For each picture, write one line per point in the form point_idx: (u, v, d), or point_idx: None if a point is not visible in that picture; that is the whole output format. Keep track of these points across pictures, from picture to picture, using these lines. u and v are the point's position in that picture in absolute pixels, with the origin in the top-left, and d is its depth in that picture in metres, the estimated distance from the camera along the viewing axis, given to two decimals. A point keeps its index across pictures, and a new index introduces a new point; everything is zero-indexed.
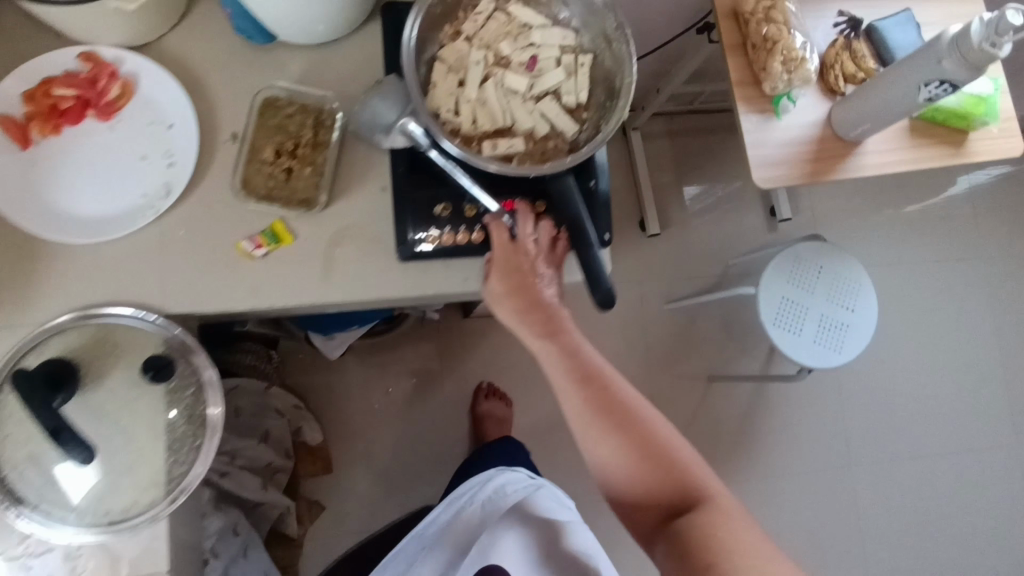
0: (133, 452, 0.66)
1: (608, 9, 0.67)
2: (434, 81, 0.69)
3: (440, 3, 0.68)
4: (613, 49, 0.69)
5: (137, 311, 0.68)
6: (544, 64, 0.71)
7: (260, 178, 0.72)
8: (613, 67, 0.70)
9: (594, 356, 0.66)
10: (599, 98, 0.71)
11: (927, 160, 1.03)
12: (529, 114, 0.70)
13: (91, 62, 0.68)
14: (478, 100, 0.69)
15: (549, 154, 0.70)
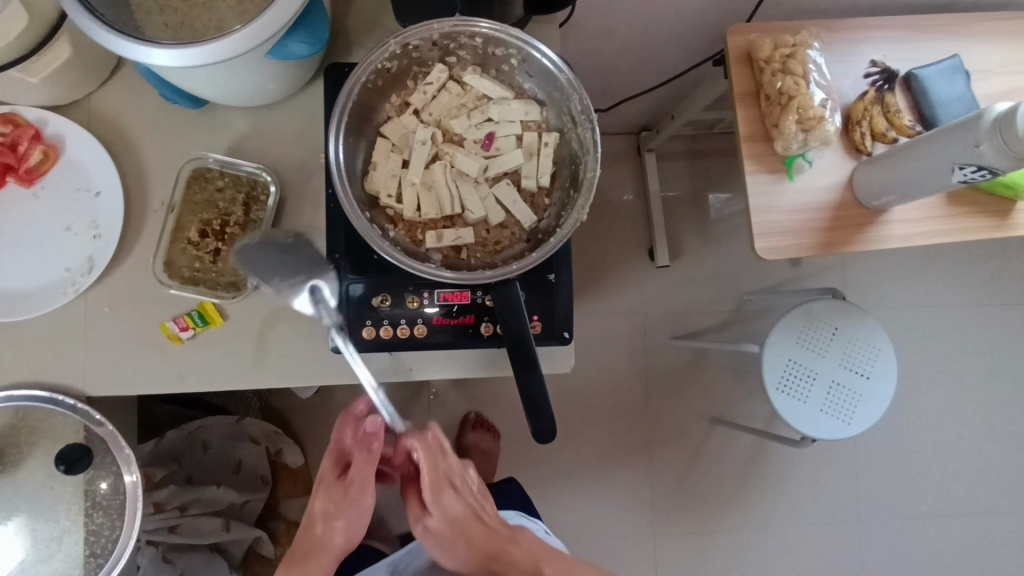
0: (51, 541, 0.63)
1: (568, 85, 0.61)
2: (377, 157, 0.65)
3: (384, 76, 0.63)
4: (579, 131, 0.63)
5: (53, 394, 0.63)
6: (502, 143, 0.65)
7: (185, 259, 0.66)
8: (577, 147, 0.63)
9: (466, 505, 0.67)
10: (563, 180, 0.65)
11: (964, 232, 0.89)
12: (482, 200, 0.65)
13: (11, 124, 0.64)
14: (425, 182, 0.64)
15: (502, 244, 0.65)
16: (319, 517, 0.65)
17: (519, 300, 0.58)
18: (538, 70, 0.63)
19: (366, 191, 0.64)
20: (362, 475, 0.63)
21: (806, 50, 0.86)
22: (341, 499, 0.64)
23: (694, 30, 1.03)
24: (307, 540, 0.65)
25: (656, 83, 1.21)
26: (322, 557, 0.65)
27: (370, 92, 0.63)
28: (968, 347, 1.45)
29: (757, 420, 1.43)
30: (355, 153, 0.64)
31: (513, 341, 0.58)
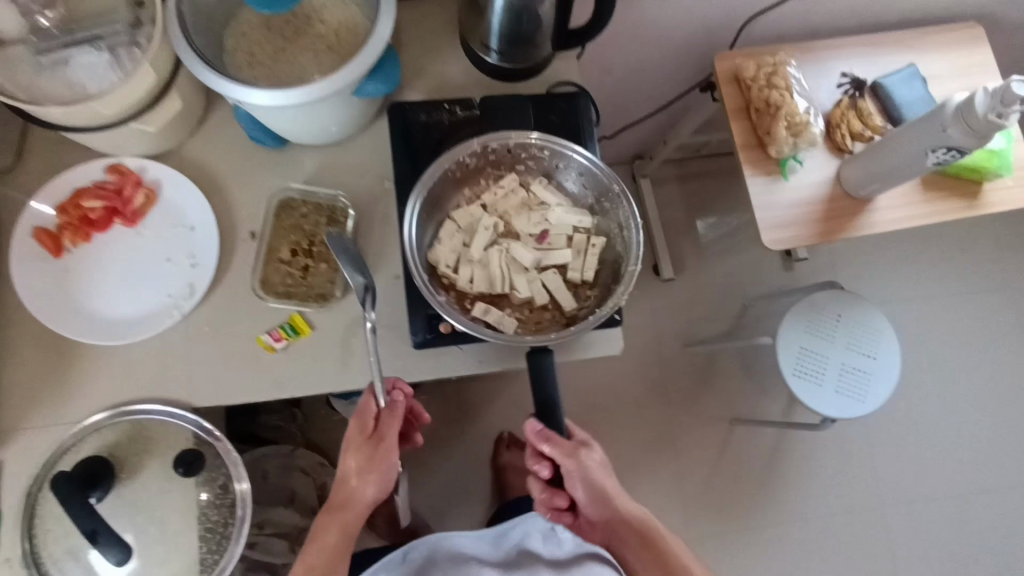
0: (168, 542, 0.68)
1: (620, 198, 0.73)
2: (442, 237, 0.75)
3: (461, 169, 0.75)
4: (624, 237, 0.74)
5: (167, 407, 0.71)
6: (554, 239, 0.77)
7: (278, 277, 0.75)
8: (621, 252, 0.74)
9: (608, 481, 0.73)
10: (605, 279, 0.76)
11: (942, 213, 1.01)
12: (529, 283, 0.75)
13: (119, 174, 0.73)
14: (480, 261, 0.75)
15: (543, 323, 0.74)
16: (354, 472, 0.71)
17: (551, 367, 0.68)
18: (594, 181, 0.76)
19: (427, 260, 0.74)
20: (391, 433, 0.70)
21: (786, 68, 0.99)
22: (371, 458, 0.70)
23: (682, 62, 1.16)
24: (341, 493, 0.72)
25: (651, 112, 1.34)
26: (357, 506, 0.72)
27: (446, 182, 0.75)
28: (958, 331, 1.55)
29: (774, 415, 1.50)
30: (426, 227, 0.75)
31: (541, 403, 0.68)
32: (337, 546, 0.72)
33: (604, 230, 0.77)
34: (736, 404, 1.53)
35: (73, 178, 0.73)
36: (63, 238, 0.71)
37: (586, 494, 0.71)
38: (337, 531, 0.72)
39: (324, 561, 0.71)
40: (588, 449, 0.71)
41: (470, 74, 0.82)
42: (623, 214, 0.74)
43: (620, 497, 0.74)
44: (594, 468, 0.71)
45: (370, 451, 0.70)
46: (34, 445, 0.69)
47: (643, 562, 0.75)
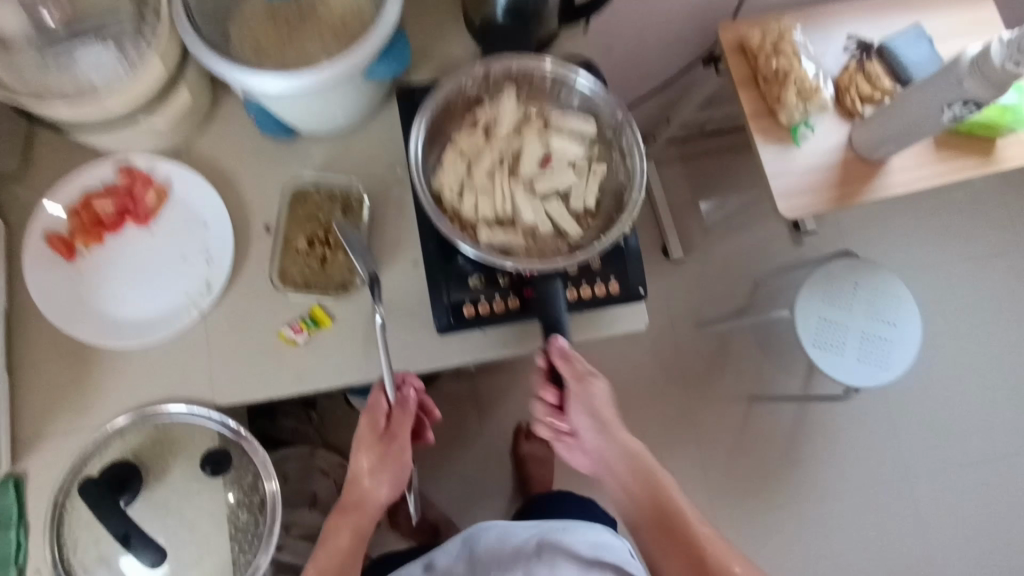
0: (199, 544, 0.67)
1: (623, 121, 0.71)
2: (445, 162, 0.71)
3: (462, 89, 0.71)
4: (627, 163, 0.71)
5: (190, 406, 0.69)
6: (557, 166, 0.72)
7: (297, 269, 0.73)
8: (626, 178, 0.71)
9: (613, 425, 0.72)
10: (607, 207, 0.71)
11: (957, 172, 1.00)
12: (533, 208, 0.70)
13: (128, 173, 0.72)
14: (485, 188, 0.71)
15: (546, 251, 0.69)
16: (366, 472, 0.71)
17: (560, 296, 0.68)
18: (596, 106, 0.73)
19: (430, 185, 0.70)
20: (405, 429, 0.70)
21: (792, 34, 0.98)
22: (386, 456, 0.71)
23: (683, 36, 1.15)
24: (354, 494, 0.72)
25: (652, 91, 1.33)
26: (369, 507, 0.72)
27: (448, 108, 0.72)
28: (972, 294, 1.54)
29: (792, 390, 1.49)
30: (428, 153, 0.71)
31: (550, 326, 0.67)
32: (348, 550, 0.71)
33: (606, 157, 0.73)
34: (753, 381, 1.51)
35: (81, 181, 0.72)
36: (76, 241, 0.70)
37: (586, 419, 0.72)
38: (349, 535, 0.71)
39: (335, 565, 0.70)
40: (595, 378, 0.70)
41: (476, 55, 0.81)
42: (627, 140, 0.71)
43: (623, 432, 0.72)
44: (598, 396, 0.71)
45: (383, 450, 0.71)
46: (57, 454, 0.67)
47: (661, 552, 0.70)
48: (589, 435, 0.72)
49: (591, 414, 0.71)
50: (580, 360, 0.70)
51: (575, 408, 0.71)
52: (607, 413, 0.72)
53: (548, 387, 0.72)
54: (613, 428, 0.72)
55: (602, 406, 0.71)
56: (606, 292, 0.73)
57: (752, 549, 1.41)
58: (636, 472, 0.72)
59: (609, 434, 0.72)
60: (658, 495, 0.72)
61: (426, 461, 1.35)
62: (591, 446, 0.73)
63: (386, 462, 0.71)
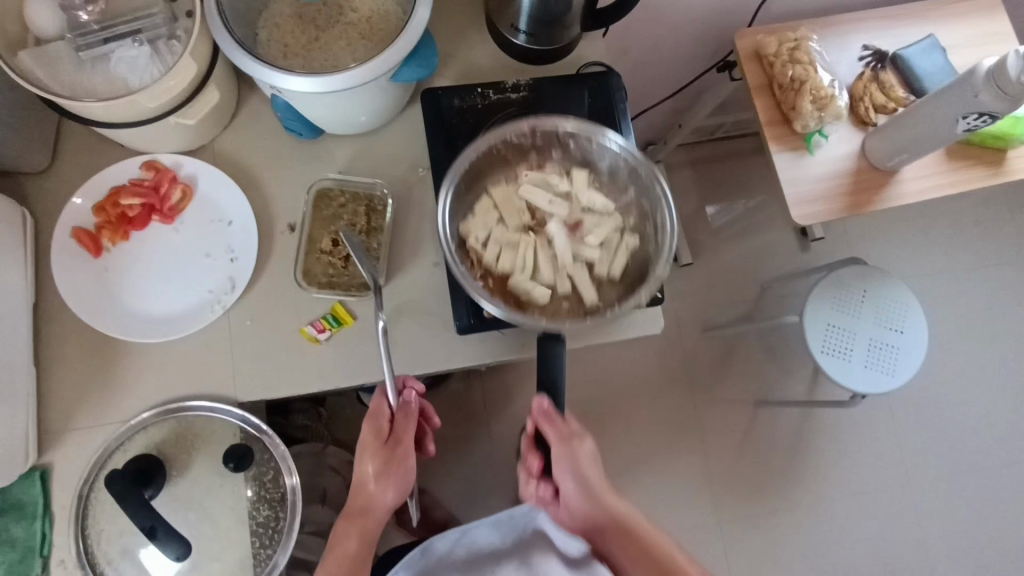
0: (220, 538, 0.68)
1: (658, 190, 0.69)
2: (476, 212, 0.72)
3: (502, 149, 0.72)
4: (656, 239, 0.70)
5: (213, 403, 0.70)
6: (586, 232, 0.73)
7: (320, 268, 0.74)
8: (653, 254, 0.70)
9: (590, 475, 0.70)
10: (630, 277, 0.71)
11: (968, 182, 1.01)
12: (554, 272, 0.71)
13: (155, 170, 0.73)
14: (512, 243, 0.72)
15: (560, 311, 0.70)
16: (372, 476, 0.69)
17: (562, 355, 0.66)
18: (635, 175, 0.71)
19: (458, 233, 0.71)
20: (409, 431, 0.69)
21: (808, 43, 0.99)
22: (389, 459, 0.69)
23: (698, 43, 1.16)
24: (359, 500, 0.69)
25: (666, 96, 1.34)
26: (376, 513, 0.69)
27: (489, 161, 0.72)
28: (978, 303, 1.55)
29: (797, 395, 1.50)
30: (461, 202, 0.71)
31: (543, 385, 0.67)
32: (356, 558, 0.68)
33: (639, 228, 0.73)
34: (759, 386, 1.53)
35: (108, 177, 0.72)
36: (102, 237, 0.71)
37: (573, 483, 0.70)
38: (356, 539, 0.68)
39: (343, 571, 0.67)
40: (582, 439, 0.69)
41: (498, 59, 0.82)
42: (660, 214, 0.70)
43: (608, 493, 0.70)
44: (585, 458, 0.69)
45: (386, 453, 0.69)
46: (81, 446, 0.68)
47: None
48: (573, 496, 0.70)
49: (578, 475, 0.69)
50: (568, 421, 0.68)
51: (561, 472, 0.69)
52: (592, 472, 0.69)
53: (535, 452, 0.72)
54: (596, 483, 0.70)
55: (586, 467, 0.69)
56: None
57: (755, 552, 1.43)
58: (621, 527, 0.70)
59: (594, 495, 0.69)
60: (645, 541, 0.69)
61: (434, 459, 1.36)
62: (575, 507, 0.71)
63: (391, 465, 0.69)
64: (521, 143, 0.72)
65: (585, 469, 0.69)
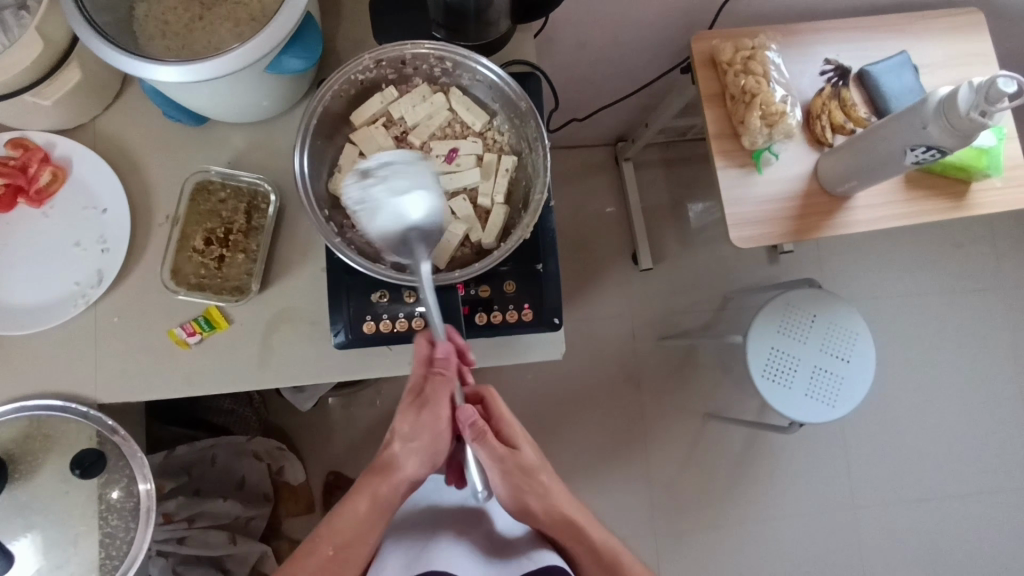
0: (68, 544, 0.65)
1: (530, 113, 0.63)
2: (342, 162, 0.66)
3: (352, 85, 0.65)
4: (534, 157, 0.65)
5: (67, 403, 0.66)
6: (463, 159, 0.66)
7: (192, 266, 0.69)
8: (532, 173, 0.65)
9: (525, 473, 0.65)
10: (517, 201, 0.67)
11: (924, 215, 0.95)
12: (438, 211, 0.66)
13: (21, 148, 0.67)
14: None
15: (457, 259, 0.66)
16: (398, 436, 0.63)
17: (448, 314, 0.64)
18: (507, 99, 0.66)
19: (327, 192, 0.65)
20: (440, 396, 0.62)
21: (765, 52, 0.92)
22: (421, 419, 0.63)
23: (662, 38, 1.08)
24: (383, 458, 0.64)
25: (631, 92, 1.27)
26: (396, 477, 0.64)
27: (343, 101, 0.65)
28: (946, 332, 1.50)
29: (747, 410, 1.47)
30: (322, 157, 0.65)
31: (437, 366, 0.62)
32: (365, 520, 0.62)
33: (518, 148, 0.68)
34: (710, 398, 1.48)
35: None
36: None
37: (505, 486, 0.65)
38: (367, 504, 0.63)
39: (353, 533, 0.61)
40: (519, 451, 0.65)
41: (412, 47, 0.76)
42: (533, 131, 0.64)
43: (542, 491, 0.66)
44: (520, 462, 0.65)
45: (420, 414, 0.63)
46: None
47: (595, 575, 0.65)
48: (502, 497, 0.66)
49: (517, 495, 0.65)
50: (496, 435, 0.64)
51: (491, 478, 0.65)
52: (527, 477, 0.65)
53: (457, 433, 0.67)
54: (541, 491, 0.65)
55: (530, 496, 0.65)
56: (518, 320, 0.68)
57: (686, 564, 1.40)
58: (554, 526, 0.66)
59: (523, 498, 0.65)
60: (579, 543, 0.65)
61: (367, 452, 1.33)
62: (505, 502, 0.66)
63: (417, 426, 0.63)
64: (369, 78, 0.65)
65: (525, 469, 0.65)
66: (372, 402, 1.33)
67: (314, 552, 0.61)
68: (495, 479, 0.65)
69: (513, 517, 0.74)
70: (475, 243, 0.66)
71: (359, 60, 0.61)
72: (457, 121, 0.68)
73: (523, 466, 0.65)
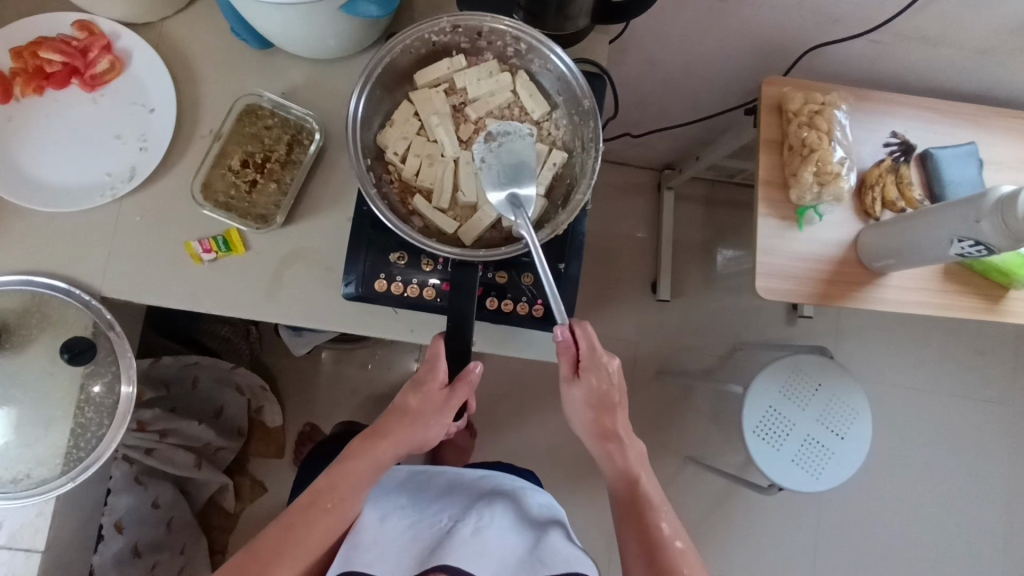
0: (39, 426, 0.65)
1: (592, 113, 0.63)
2: (395, 119, 0.66)
3: (424, 45, 0.65)
4: (585, 158, 0.64)
5: (71, 288, 0.66)
6: None
7: (223, 184, 0.69)
8: (579, 173, 0.64)
9: (610, 390, 0.64)
10: (556, 197, 0.66)
11: (955, 310, 0.93)
12: (477, 188, 0.65)
13: (86, 32, 0.68)
14: (433, 157, 0.65)
15: (484, 240, 0.65)
16: (406, 412, 0.63)
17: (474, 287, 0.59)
18: (572, 96, 0.65)
19: (375, 144, 0.65)
20: (456, 397, 0.61)
21: (834, 111, 0.91)
22: (434, 406, 0.62)
23: (734, 75, 1.07)
24: (386, 426, 0.64)
25: (690, 121, 1.26)
26: (395, 448, 0.64)
27: (411, 58, 0.65)
28: (945, 436, 1.47)
29: (729, 463, 1.44)
30: (378, 107, 0.65)
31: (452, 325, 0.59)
32: (362, 479, 0.65)
33: (570, 145, 0.67)
34: (695, 441, 1.46)
35: (39, 25, 0.68)
36: (13, 83, 0.67)
37: (581, 396, 0.64)
38: (366, 466, 0.64)
39: (346, 488, 0.64)
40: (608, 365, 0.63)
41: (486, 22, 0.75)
42: (591, 132, 0.64)
43: (614, 409, 0.65)
44: (602, 383, 0.63)
45: (435, 400, 0.62)
46: None
47: (627, 528, 0.65)
48: (572, 403, 0.65)
49: (594, 423, 0.65)
50: (596, 352, 0.62)
51: (569, 387, 0.64)
52: (606, 412, 0.65)
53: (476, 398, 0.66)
54: (616, 408, 0.65)
55: (600, 408, 0.64)
56: (527, 314, 0.68)
57: None
58: (616, 468, 0.66)
59: (591, 409, 0.65)
60: (632, 480, 0.66)
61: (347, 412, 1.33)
62: (571, 406, 0.66)
63: (426, 409, 0.62)
64: (442, 41, 0.65)
65: (612, 389, 0.64)
66: (364, 364, 1.32)
67: (314, 503, 0.64)
68: (573, 387, 0.64)
69: (543, 504, 0.76)
70: (506, 230, 0.65)
71: (437, 21, 0.61)
72: (516, 105, 0.67)
73: (607, 385, 0.63)
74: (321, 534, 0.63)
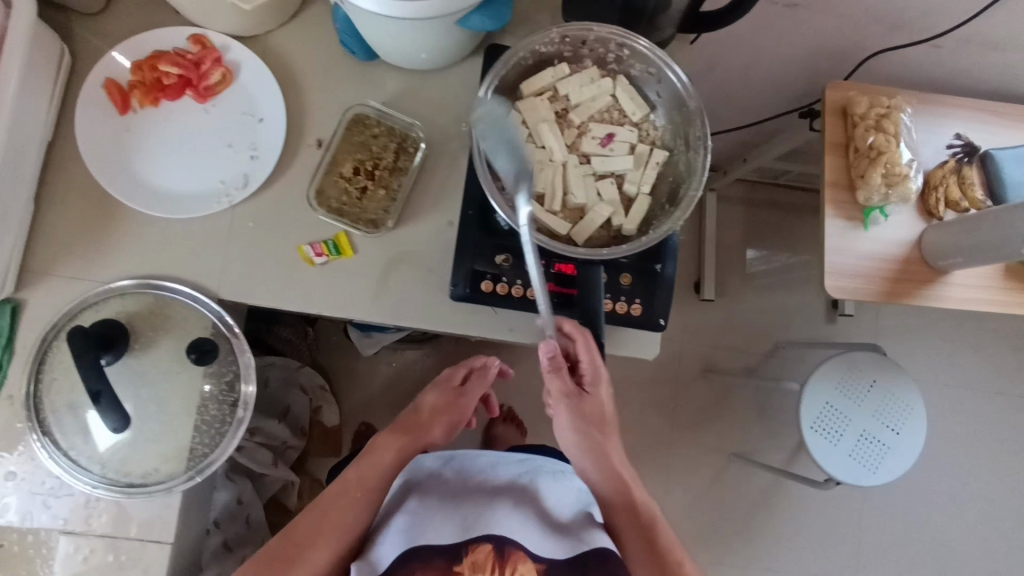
0: (165, 423, 0.68)
1: (697, 112, 0.66)
2: None
3: (531, 56, 0.68)
4: (689, 155, 0.68)
5: (194, 292, 0.70)
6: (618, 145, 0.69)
7: (335, 191, 0.73)
8: (684, 170, 0.68)
9: (599, 407, 0.69)
10: (661, 196, 0.69)
11: (1018, 306, 0.95)
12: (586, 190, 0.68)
13: (201, 46, 0.72)
14: (542, 161, 0.68)
15: (595, 239, 0.68)
16: (430, 409, 0.75)
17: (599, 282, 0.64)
18: (674, 97, 0.69)
19: None
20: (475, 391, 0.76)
21: (899, 114, 0.94)
22: (453, 403, 0.76)
23: (791, 79, 1.10)
24: (411, 419, 0.75)
25: (740, 124, 1.29)
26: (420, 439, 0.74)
27: (518, 70, 0.69)
28: (986, 432, 1.49)
29: (774, 459, 1.47)
30: None
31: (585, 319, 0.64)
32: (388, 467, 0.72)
33: (670, 144, 0.70)
34: (740, 438, 1.49)
35: (155, 39, 0.71)
36: (132, 95, 0.70)
37: (569, 418, 0.69)
38: (393, 455, 0.72)
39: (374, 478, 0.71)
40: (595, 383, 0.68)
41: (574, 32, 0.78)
42: (695, 131, 0.67)
43: (607, 428, 0.70)
44: (591, 402, 0.69)
45: (453, 397, 0.76)
46: (60, 292, 0.69)
47: (630, 540, 0.70)
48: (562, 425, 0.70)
49: (586, 441, 0.70)
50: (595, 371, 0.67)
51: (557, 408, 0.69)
52: (597, 429, 0.70)
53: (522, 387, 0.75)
54: (605, 424, 0.70)
55: (591, 427, 0.70)
56: (626, 312, 0.70)
57: None
58: (614, 482, 0.71)
59: (581, 429, 0.70)
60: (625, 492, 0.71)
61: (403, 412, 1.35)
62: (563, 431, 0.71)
63: (447, 405, 0.75)
64: (549, 51, 0.69)
65: (599, 406, 0.69)
66: (418, 365, 1.34)
67: (343, 491, 0.69)
68: (561, 412, 0.69)
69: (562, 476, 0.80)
70: (616, 229, 0.68)
71: (547, 31, 0.65)
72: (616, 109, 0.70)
73: (596, 401, 0.69)
74: (350, 519, 0.69)
